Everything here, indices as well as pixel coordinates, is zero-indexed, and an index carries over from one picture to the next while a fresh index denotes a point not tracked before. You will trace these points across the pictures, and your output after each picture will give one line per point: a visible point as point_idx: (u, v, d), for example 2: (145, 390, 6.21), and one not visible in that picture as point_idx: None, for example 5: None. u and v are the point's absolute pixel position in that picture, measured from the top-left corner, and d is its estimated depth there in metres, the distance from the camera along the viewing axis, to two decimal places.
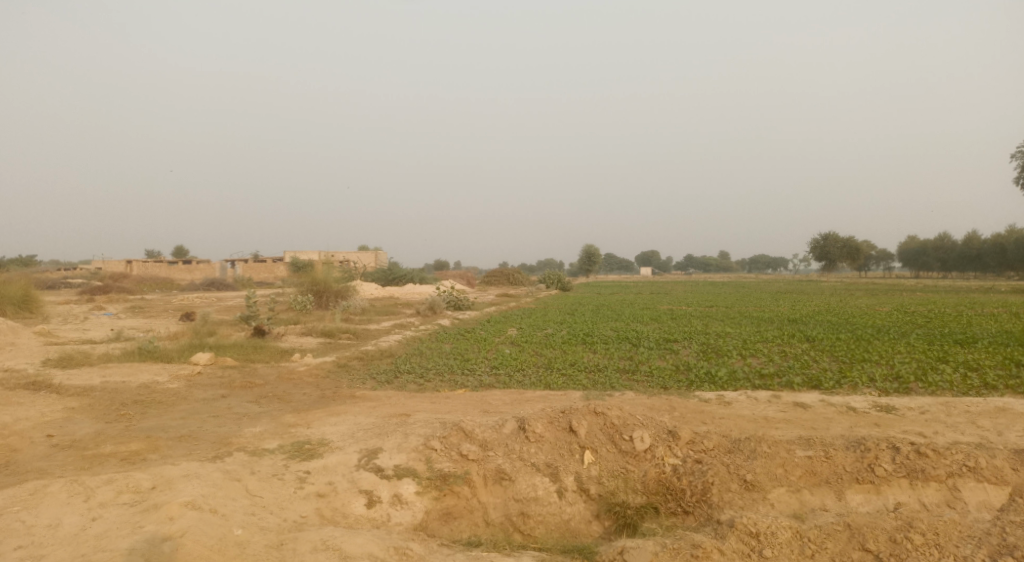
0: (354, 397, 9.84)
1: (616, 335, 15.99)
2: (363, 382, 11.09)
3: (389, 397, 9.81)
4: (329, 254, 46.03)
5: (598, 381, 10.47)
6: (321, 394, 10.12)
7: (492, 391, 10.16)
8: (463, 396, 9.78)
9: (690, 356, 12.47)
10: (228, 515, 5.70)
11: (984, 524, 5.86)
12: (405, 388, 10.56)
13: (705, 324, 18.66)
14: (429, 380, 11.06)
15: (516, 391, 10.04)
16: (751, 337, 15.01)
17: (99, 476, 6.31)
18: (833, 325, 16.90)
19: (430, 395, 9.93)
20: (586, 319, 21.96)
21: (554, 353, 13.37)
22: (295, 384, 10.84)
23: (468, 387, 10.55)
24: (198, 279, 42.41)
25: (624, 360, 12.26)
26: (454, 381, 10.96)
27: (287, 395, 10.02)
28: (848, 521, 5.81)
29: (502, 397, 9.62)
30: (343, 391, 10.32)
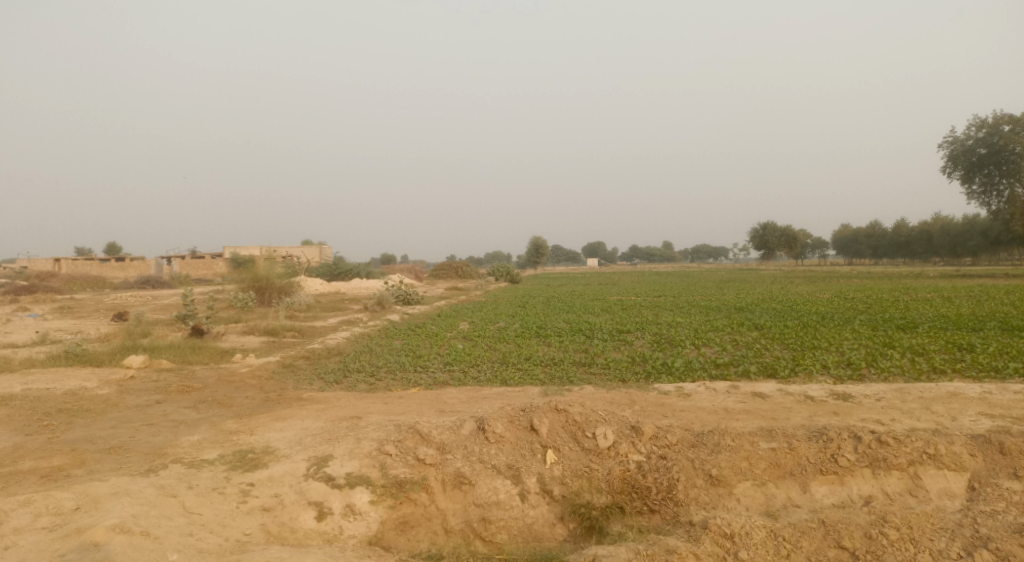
0: (302, 400, 9.43)
1: (569, 327, 15.89)
2: (312, 382, 10.66)
3: (339, 398, 9.44)
4: (272, 250, 44.61)
5: (558, 375, 10.35)
6: (265, 397, 9.66)
7: (446, 388, 9.92)
8: (417, 396, 9.50)
9: (645, 348, 12.50)
10: (162, 538, 5.30)
11: (953, 514, 6.00)
12: (355, 388, 10.19)
13: (656, 314, 18.82)
14: (380, 379, 10.71)
15: (472, 389, 9.83)
16: (703, 327, 15.19)
17: (14, 497, 5.80)
18: (779, 314, 17.24)
19: (383, 395, 9.60)
20: (539, 310, 21.87)
21: (510, 347, 13.17)
22: (238, 387, 10.33)
23: (423, 385, 10.26)
24: (132, 277, 40.49)
25: (580, 354, 12.18)
26: (407, 379, 10.67)
27: (228, 399, 9.53)
28: (822, 518, 5.87)
29: (459, 395, 9.38)
30: (290, 394, 9.87)
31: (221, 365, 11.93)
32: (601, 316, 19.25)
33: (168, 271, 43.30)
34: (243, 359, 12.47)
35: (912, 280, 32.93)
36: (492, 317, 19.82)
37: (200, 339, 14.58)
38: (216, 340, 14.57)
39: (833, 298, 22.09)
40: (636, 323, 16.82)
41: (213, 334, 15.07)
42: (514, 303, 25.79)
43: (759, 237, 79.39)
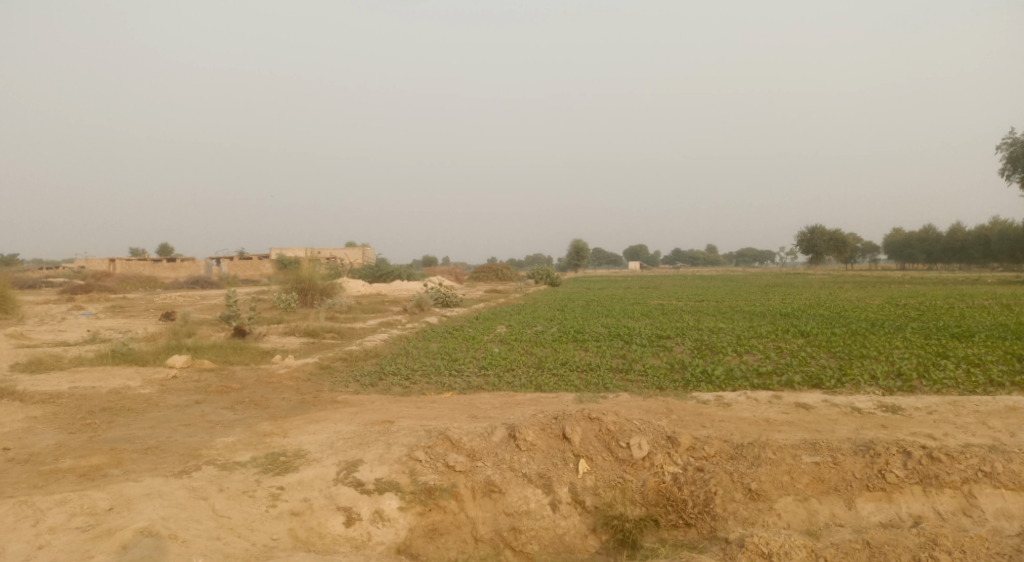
0: (336, 402, 9.51)
1: (605, 333, 15.65)
2: (347, 385, 10.75)
3: (373, 402, 9.49)
4: (316, 252, 45.44)
5: (595, 380, 10.18)
6: (301, 399, 9.78)
7: (481, 393, 9.87)
8: (451, 401, 9.48)
9: (685, 354, 12.22)
10: (189, 541, 5.39)
11: (1011, 539, 5.66)
12: (389, 392, 10.23)
13: (697, 320, 18.42)
14: (414, 383, 10.74)
15: (506, 395, 9.75)
16: (745, 334, 14.78)
17: (51, 496, 5.98)
18: (825, 320, 16.69)
19: (417, 400, 9.60)
20: (576, 314, 21.68)
21: (546, 352, 13.05)
22: (276, 387, 10.50)
23: (457, 389, 10.24)
24: (182, 278, 41.75)
25: (617, 360, 11.98)
26: (441, 383, 10.65)
27: (265, 401, 9.69)
28: (867, 538, 5.60)
29: (491, 401, 9.32)
30: (326, 395, 9.98)
31: (260, 366, 12.16)
32: (639, 320, 18.94)
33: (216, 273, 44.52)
34: (281, 360, 12.69)
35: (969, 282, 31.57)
36: (528, 321, 19.71)
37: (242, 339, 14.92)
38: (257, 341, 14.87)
39: (882, 304, 21.30)
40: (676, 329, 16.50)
41: (254, 335, 15.40)
42: (552, 306, 25.66)
43: (806, 240, 77.25)
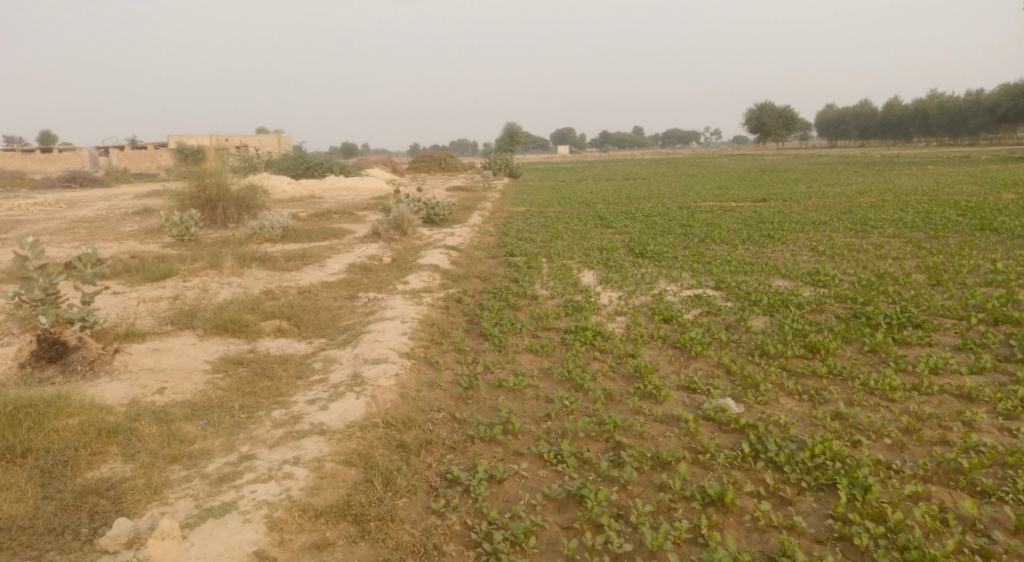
0: (313, 476, 3.56)
1: (701, 254, 10.06)
2: (321, 398, 4.76)
3: (415, 481, 3.63)
4: (224, 138, 36.52)
5: (884, 386, 4.66)
6: (217, 469, 3.77)
7: (659, 432, 4.18)
8: (612, 468, 3.76)
9: (924, 300, 6.86)
10: None
11: None
12: (431, 426, 4.35)
13: (788, 225, 13.09)
14: (473, 396, 4.89)
15: (724, 437, 4.12)
16: (923, 254, 9.56)
17: None
18: (986, 225, 11.69)
19: (520, 465, 3.82)
20: (598, 217, 15.90)
21: (661, 299, 7.37)
22: (152, 420, 4.39)
23: (586, 414, 4.50)
24: (48, 172, 32.34)
25: (821, 319, 6.47)
26: (534, 395, 4.86)
27: (118, 483, 3.61)
28: None
29: (723, 472, 3.67)
30: (280, 445, 4.00)
31: (124, 343, 5.89)
32: (704, 226, 13.43)
33: (90, 167, 35.30)
34: (170, 328, 6.44)
35: (997, 164, 27.71)
36: (544, 231, 13.82)
37: (98, 283, 8.38)
38: (127, 282, 8.37)
39: (981, 195, 16.65)
40: (789, 244, 11.10)
41: (125, 272, 8.86)
42: (547, 203, 19.71)
43: None
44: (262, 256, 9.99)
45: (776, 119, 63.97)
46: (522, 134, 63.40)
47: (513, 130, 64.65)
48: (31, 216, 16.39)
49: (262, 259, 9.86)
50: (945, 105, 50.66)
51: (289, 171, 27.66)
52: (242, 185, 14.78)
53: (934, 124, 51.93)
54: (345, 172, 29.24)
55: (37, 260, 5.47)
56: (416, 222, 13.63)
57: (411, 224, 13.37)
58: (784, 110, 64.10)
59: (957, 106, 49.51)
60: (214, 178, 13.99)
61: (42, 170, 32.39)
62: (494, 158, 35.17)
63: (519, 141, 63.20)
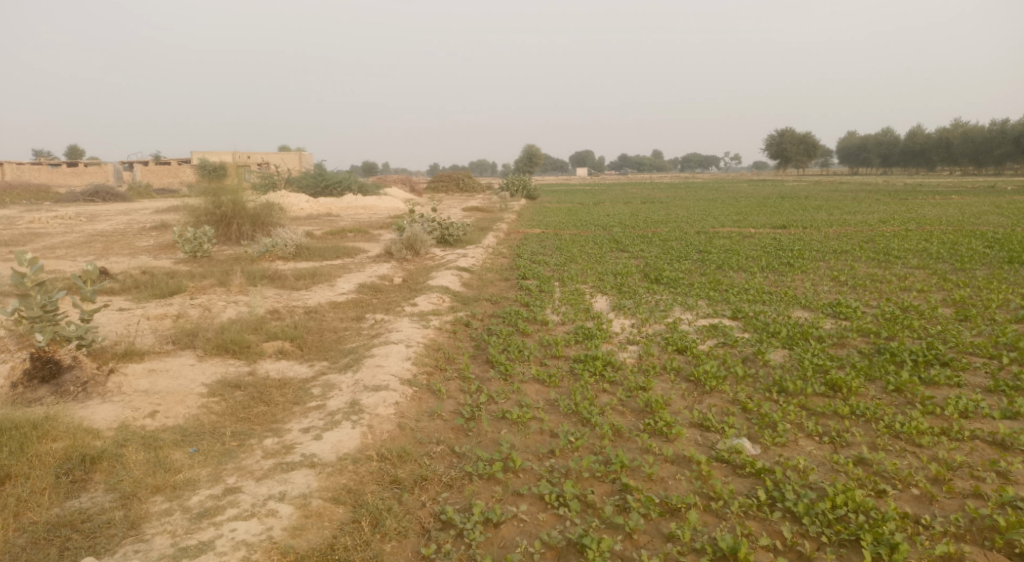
0: (296, 515, 3.38)
1: (719, 282, 9.78)
2: (316, 427, 4.57)
3: (406, 522, 3.42)
4: (246, 156, 36.97)
5: (911, 430, 4.35)
6: (200, 502, 3.59)
7: (669, 474, 3.92)
8: (617, 513, 3.51)
9: (952, 336, 6.53)
10: None
11: None
12: (427, 460, 4.13)
13: (808, 254, 12.76)
14: (474, 428, 4.67)
15: (739, 482, 3.85)
16: (949, 287, 9.22)
17: None
18: (1015, 257, 11.28)
19: (519, 506, 3.58)
20: (613, 240, 15.68)
21: (676, 328, 7.11)
22: (140, 445, 4.22)
23: (592, 452, 4.26)
24: (73, 184, 32.83)
25: (843, 354, 6.17)
26: (538, 428, 4.63)
27: (95, 516, 3.46)
28: None
29: (736, 522, 3.40)
30: (267, 477, 3.81)
31: (122, 362, 5.76)
32: (721, 252, 13.15)
33: (115, 182, 35.80)
34: (171, 348, 6.30)
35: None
36: (558, 254, 13.62)
37: (105, 299, 8.31)
38: (134, 298, 8.29)
39: (1007, 225, 16.20)
40: (810, 273, 10.78)
41: (133, 287, 8.79)
42: (563, 225, 19.56)
43: None
44: (272, 274, 9.89)
45: (796, 145, 63.45)
46: (541, 155, 63.50)
47: (532, 151, 64.64)
48: (51, 229, 16.54)
49: (272, 278, 9.76)
50: (969, 134, 49.98)
51: (308, 189, 27.77)
52: (259, 202, 14.79)
53: (958, 153, 51.21)
54: (363, 190, 29.36)
55: (37, 276, 5.37)
56: (429, 242, 13.50)
57: (424, 244, 13.26)
58: (804, 136, 63.63)
59: (982, 134, 48.78)
60: (231, 196, 14.04)
61: (68, 183, 32.91)
62: (512, 179, 35.12)
63: (538, 162, 63.21)
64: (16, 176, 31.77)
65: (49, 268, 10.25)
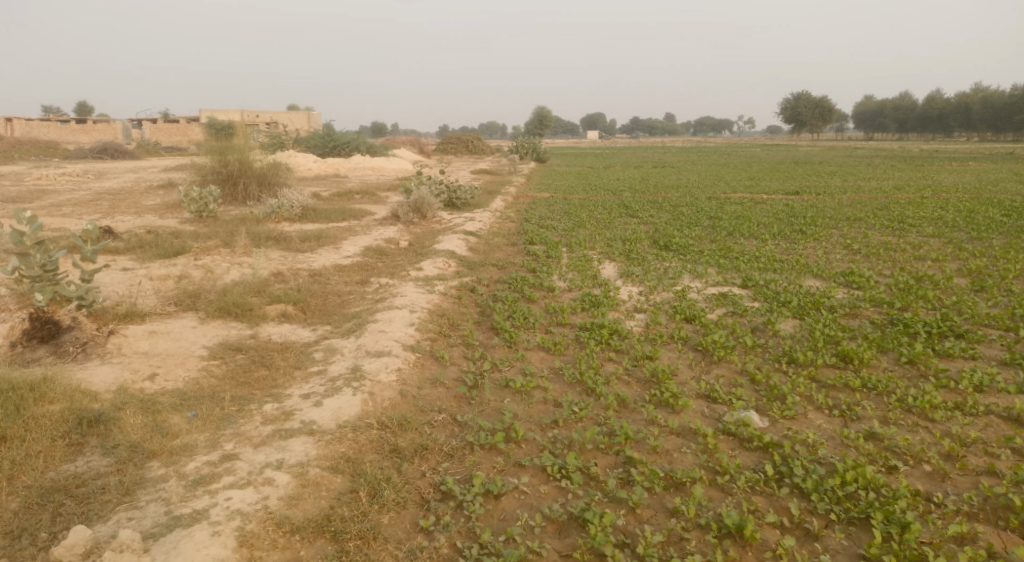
0: (293, 484, 3.34)
1: (730, 249, 9.58)
2: (316, 393, 4.50)
3: (405, 492, 3.37)
4: (254, 116, 36.56)
5: (924, 404, 4.23)
6: (197, 468, 3.54)
7: (675, 447, 3.84)
8: (620, 487, 3.44)
9: (968, 307, 6.35)
10: None
11: None
12: (428, 429, 4.06)
13: (821, 221, 12.49)
14: (477, 397, 4.59)
15: (746, 456, 3.76)
16: (966, 257, 9.00)
17: None
18: None
19: (520, 479, 3.51)
20: (623, 205, 15.42)
21: (684, 296, 6.97)
22: (138, 409, 4.17)
23: (596, 423, 4.18)
24: (81, 142, 32.60)
25: (855, 325, 6.02)
26: (542, 398, 4.55)
27: (90, 481, 3.43)
28: None
29: (743, 498, 3.32)
30: (264, 444, 3.76)
31: (123, 324, 5.69)
32: (733, 218, 12.91)
33: (123, 140, 35.55)
34: (172, 309, 6.23)
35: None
36: (567, 219, 13.41)
37: (109, 258, 8.23)
38: (139, 258, 8.21)
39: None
40: (823, 241, 10.55)
41: (137, 247, 8.71)
42: (571, 189, 19.28)
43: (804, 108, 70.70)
44: (277, 236, 9.77)
45: (812, 109, 62.01)
46: (552, 117, 62.47)
47: (542, 113, 63.47)
48: (59, 187, 16.45)
49: (277, 240, 9.63)
50: (989, 99, 48.67)
51: (316, 149, 27.41)
52: (264, 162, 14.58)
53: (977, 119, 49.97)
54: (371, 151, 29.01)
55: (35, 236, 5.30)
56: (436, 205, 13.31)
57: (431, 207, 13.08)
58: (821, 100, 62.14)
59: (1004, 99, 47.47)
60: (236, 155, 13.85)
61: (76, 141, 32.67)
62: (521, 141, 34.59)
63: (549, 124, 62.17)
64: (24, 132, 31.55)
65: (54, 226, 10.18)
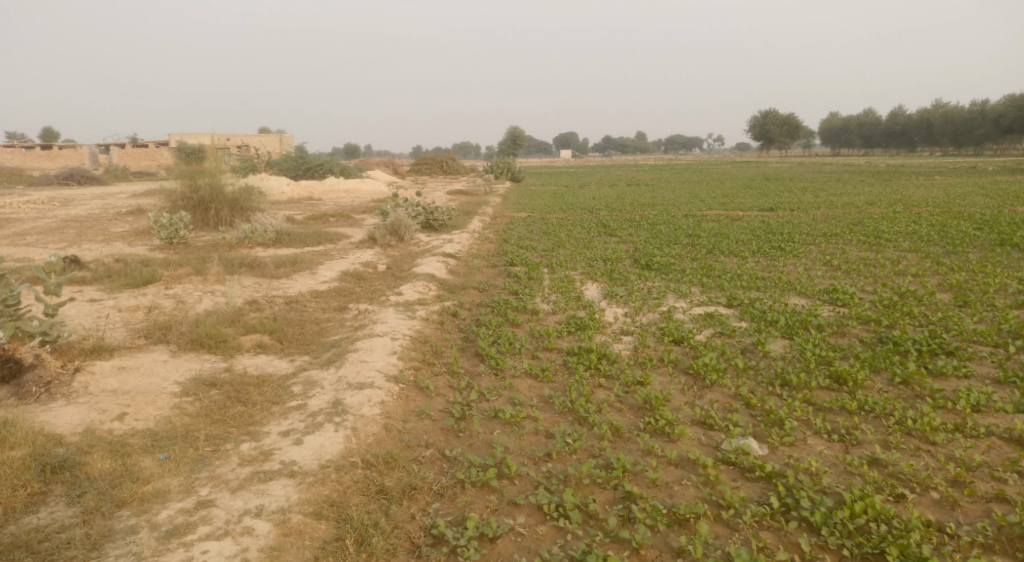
0: (275, 533, 3.12)
1: (711, 267, 9.56)
2: (296, 430, 4.27)
3: (395, 538, 3.17)
4: (226, 140, 36.11)
5: (924, 427, 4.16)
6: (170, 517, 3.29)
7: (674, 479, 3.70)
8: (621, 525, 3.29)
9: (954, 323, 6.36)
10: None
11: None
12: (416, 466, 3.87)
13: (799, 237, 12.57)
14: (466, 429, 4.41)
15: (748, 487, 3.64)
16: (944, 271, 9.08)
17: None
18: (1006, 240, 11.19)
19: (516, 519, 3.34)
20: (601, 224, 15.40)
21: (671, 317, 6.88)
22: (105, 452, 3.89)
23: (591, 454, 4.02)
24: (45, 167, 31.77)
25: (844, 344, 5.97)
26: (533, 429, 4.38)
27: (53, 535, 3.15)
28: None
29: (750, 534, 3.20)
30: (242, 489, 3.52)
31: (90, 360, 5.39)
32: (712, 236, 12.95)
33: (92, 166, 34.78)
34: (142, 342, 5.94)
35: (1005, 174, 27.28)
36: (546, 239, 13.32)
37: (75, 289, 7.88)
38: (106, 288, 7.88)
39: (994, 207, 16.16)
40: (802, 258, 10.59)
41: (105, 276, 8.37)
42: (548, 209, 19.25)
43: None
44: (251, 262, 9.49)
45: (780, 126, 63.29)
46: (525, 137, 62.91)
47: (517, 133, 63.78)
48: (22, 215, 15.90)
49: (251, 266, 9.35)
50: (949, 115, 50.15)
51: (290, 172, 27.06)
52: (237, 186, 14.28)
53: (939, 134, 51.47)
54: (346, 172, 28.78)
55: None
56: (414, 228, 13.14)
57: (408, 229, 12.90)
58: (788, 117, 63.55)
59: (963, 115, 48.99)
60: (207, 179, 13.53)
61: (41, 167, 31.83)
62: (496, 161, 34.64)
63: (524, 144, 62.53)
64: None
65: (16, 256, 9.76)
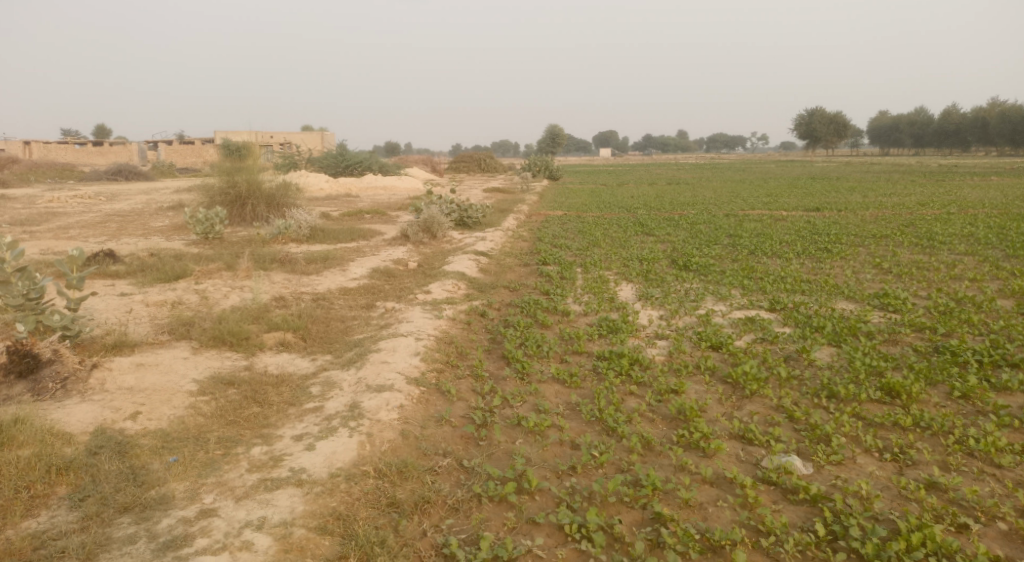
0: (275, 549, 2.94)
1: (753, 269, 9.10)
2: (310, 434, 4.09)
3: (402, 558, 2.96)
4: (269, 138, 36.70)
5: (989, 448, 3.76)
6: (169, 527, 3.14)
7: (709, 500, 3.40)
8: (649, 551, 3.01)
9: (1019, 333, 5.84)
10: None
11: None
12: (431, 477, 3.64)
13: (846, 238, 11.97)
14: (486, 438, 4.17)
15: (791, 511, 3.30)
16: (1005, 276, 8.47)
17: None
18: None
19: (533, 540, 3.09)
20: (638, 223, 15.02)
21: (709, 321, 6.51)
22: (113, 453, 3.77)
23: (619, 469, 3.73)
24: (96, 164, 32.71)
25: (896, 353, 5.53)
26: (558, 439, 4.11)
27: (50, 542, 3.03)
28: None
29: None
30: (247, 498, 3.35)
31: (110, 356, 5.32)
32: (754, 236, 12.46)
33: (140, 162, 35.73)
34: (165, 338, 5.87)
35: None
36: (581, 238, 13.01)
37: (107, 283, 7.91)
38: (137, 282, 7.90)
39: None
40: (850, 260, 10.04)
41: (138, 270, 8.40)
42: (585, 207, 18.89)
43: None
44: (282, 258, 9.43)
45: (827, 124, 61.34)
46: (564, 135, 62.24)
47: (556, 131, 63.33)
48: (68, 209, 16.30)
49: (282, 261, 9.29)
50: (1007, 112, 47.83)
51: (329, 169, 27.27)
52: (274, 182, 14.31)
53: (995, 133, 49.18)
54: (384, 169, 28.90)
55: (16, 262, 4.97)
56: (446, 225, 12.97)
57: (441, 227, 12.75)
58: (836, 115, 61.60)
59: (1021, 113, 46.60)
60: (245, 175, 13.59)
61: (92, 163, 32.80)
62: (534, 159, 34.35)
63: (562, 142, 61.99)
64: (43, 156, 31.87)
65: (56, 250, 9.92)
